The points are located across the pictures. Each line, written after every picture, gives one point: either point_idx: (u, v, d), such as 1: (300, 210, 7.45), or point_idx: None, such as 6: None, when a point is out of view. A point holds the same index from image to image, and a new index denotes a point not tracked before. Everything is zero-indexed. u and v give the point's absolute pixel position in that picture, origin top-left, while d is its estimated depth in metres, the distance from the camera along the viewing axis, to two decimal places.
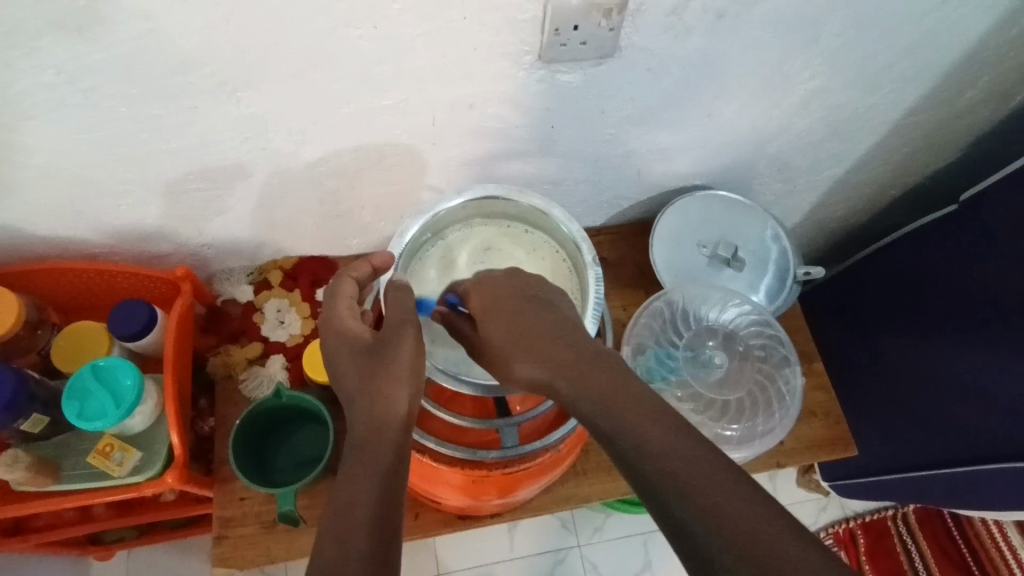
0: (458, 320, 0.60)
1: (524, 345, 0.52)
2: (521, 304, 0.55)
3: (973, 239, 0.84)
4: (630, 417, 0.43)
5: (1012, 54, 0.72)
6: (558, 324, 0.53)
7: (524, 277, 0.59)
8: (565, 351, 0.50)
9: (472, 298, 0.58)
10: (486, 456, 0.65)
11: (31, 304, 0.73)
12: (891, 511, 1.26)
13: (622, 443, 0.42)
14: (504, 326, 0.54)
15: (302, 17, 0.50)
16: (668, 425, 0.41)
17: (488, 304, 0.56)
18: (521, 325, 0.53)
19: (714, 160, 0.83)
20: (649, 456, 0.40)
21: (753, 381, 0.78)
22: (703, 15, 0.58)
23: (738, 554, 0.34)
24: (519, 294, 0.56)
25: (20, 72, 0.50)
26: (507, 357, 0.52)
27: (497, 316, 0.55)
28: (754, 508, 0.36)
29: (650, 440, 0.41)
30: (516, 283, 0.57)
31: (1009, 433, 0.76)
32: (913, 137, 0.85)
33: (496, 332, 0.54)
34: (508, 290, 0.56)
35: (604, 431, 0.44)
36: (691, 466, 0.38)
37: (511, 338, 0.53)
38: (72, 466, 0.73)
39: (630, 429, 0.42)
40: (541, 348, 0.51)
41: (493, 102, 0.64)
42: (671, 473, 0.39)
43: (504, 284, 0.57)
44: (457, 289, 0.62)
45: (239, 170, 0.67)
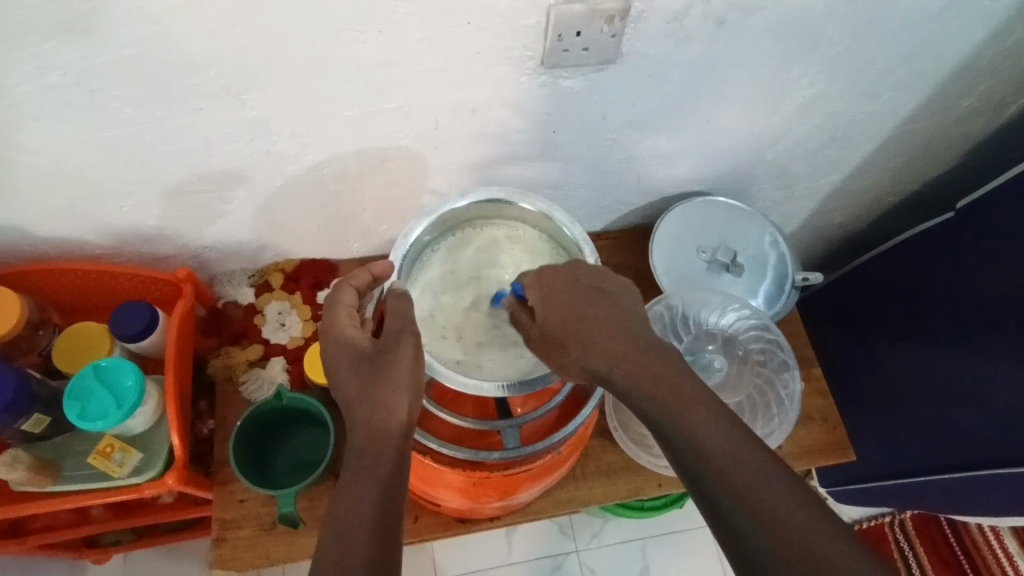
0: (519, 310, 0.62)
1: (592, 343, 0.55)
2: (586, 299, 0.57)
3: (969, 246, 0.84)
4: (697, 428, 0.47)
5: (1007, 63, 0.73)
6: (623, 325, 0.56)
7: (586, 267, 0.60)
8: (633, 354, 0.54)
9: (535, 288, 0.59)
10: (487, 457, 0.63)
11: (33, 305, 0.74)
12: (888, 517, 1.26)
13: (687, 457, 0.46)
14: (573, 321, 0.56)
15: (307, 20, 0.51)
16: (732, 440, 0.46)
17: (554, 296, 0.58)
18: (589, 322, 0.56)
19: (713, 166, 0.83)
20: (717, 470, 0.44)
21: (752, 385, 0.78)
22: (703, 22, 0.59)
23: (795, 564, 0.39)
24: (585, 287, 0.58)
25: (27, 73, 0.51)
26: (575, 350, 0.55)
27: (563, 310, 0.57)
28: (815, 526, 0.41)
29: (716, 455, 0.45)
30: (581, 276, 0.59)
31: (1006, 438, 0.77)
32: (910, 145, 0.86)
33: (565, 324, 0.56)
34: (573, 284, 0.58)
35: (669, 438, 0.48)
36: (754, 482, 0.43)
37: (578, 334, 0.55)
38: (71, 467, 0.73)
39: (695, 441, 0.46)
40: (612, 349, 0.54)
41: (495, 107, 0.65)
42: (737, 488, 0.43)
43: (567, 277, 0.59)
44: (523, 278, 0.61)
45: (241, 173, 0.68)
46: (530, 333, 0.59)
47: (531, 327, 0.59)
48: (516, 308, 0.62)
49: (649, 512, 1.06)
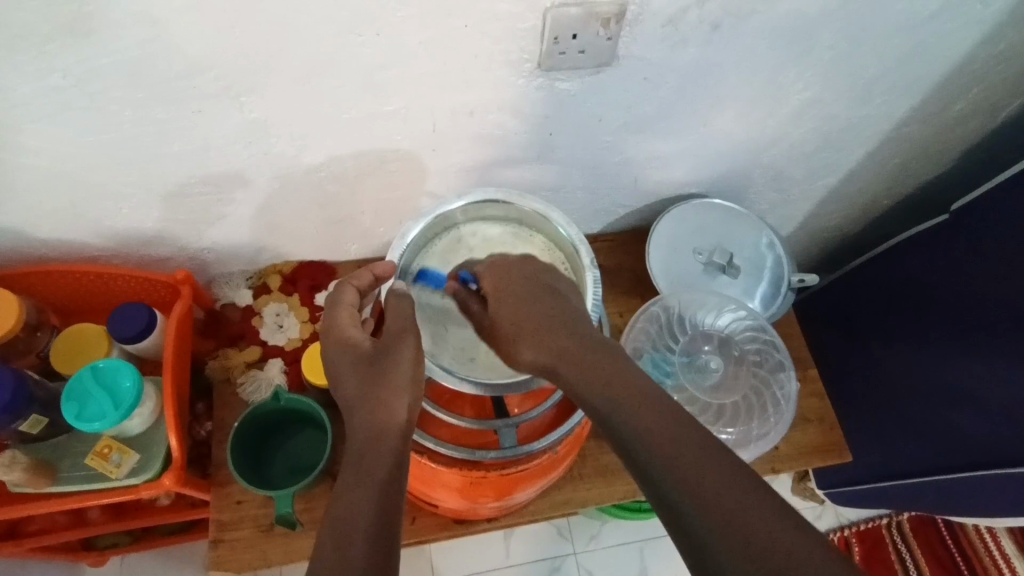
0: (469, 298, 0.66)
1: (536, 336, 0.57)
2: (534, 295, 0.60)
3: (963, 248, 0.85)
4: (654, 429, 0.46)
5: (1000, 67, 0.74)
6: (569, 321, 0.58)
7: (536, 264, 0.65)
8: (578, 350, 0.55)
9: (485, 282, 0.64)
10: (484, 457, 0.65)
11: (31, 306, 0.74)
12: (885, 519, 1.26)
13: (640, 455, 0.45)
14: (519, 315, 0.59)
15: (307, 23, 0.51)
16: (685, 435, 0.45)
17: (503, 292, 0.62)
18: (535, 316, 0.58)
19: (710, 169, 0.84)
20: (669, 466, 0.43)
21: (748, 386, 0.79)
22: (699, 26, 0.59)
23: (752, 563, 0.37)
24: (532, 284, 0.62)
25: (28, 75, 0.51)
26: (522, 343, 0.58)
27: (512, 304, 0.60)
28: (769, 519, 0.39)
29: (668, 451, 0.44)
30: (529, 272, 0.63)
31: (1000, 439, 0.77)
32: (905, 148, 0.86)
33: (511, 316, 0.59)
34: (521, 281, 0.62)
35: (621, 439, 0.47)
36: (707, 477, 0.42)
37: (523, 327, 0.58)
38: (68, 468, 0.72)
39: (648, 438, 0.45)
40: (558, 344, 0.56)
41: (492, 109, 0.65)
42: (688, 483, 0.42)
43: (515, 275, 0.63)
44: (475, 267, 0.67)
45: (240, 175, 0.68)
46: (482, 324, 0.64)
47: (483, 317, 0.64)
48: (466, 295, 0.67)
49: (647, 514, 1.07)
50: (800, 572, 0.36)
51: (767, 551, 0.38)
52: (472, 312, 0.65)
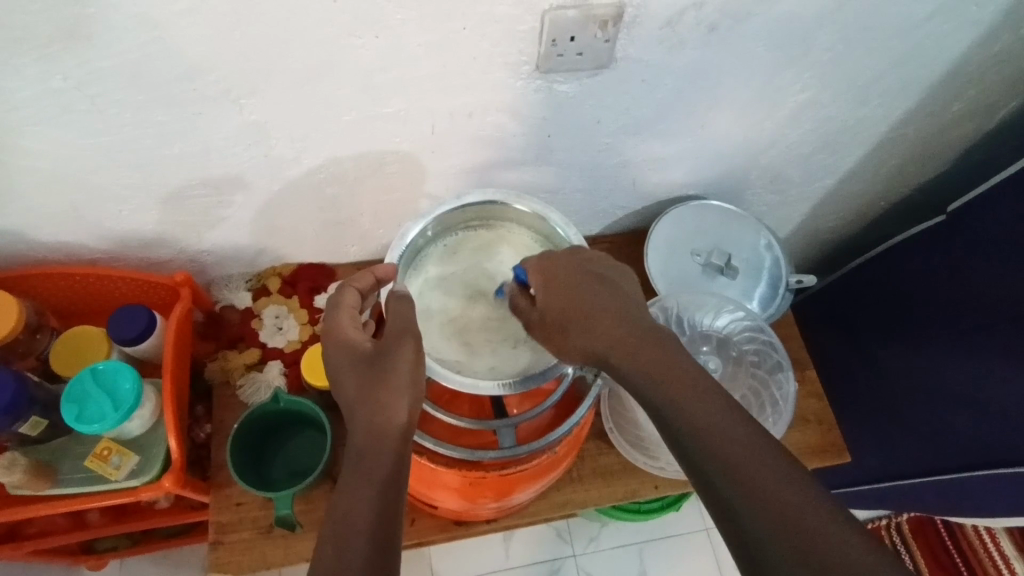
0: (519, 295, 0.63)
1: (591, 326, 0.57)
2: (588, 283, 0.59)
3: (961, 249, 0.85)
4: (699, 416, 0.48)
5: (995, 69, 0.74)
6: (621, 309, 0.58)
7: (585, 254, 0.62)
8: (628, 338, 0.56)
9: (538, 271, 0.60)
10: (483, 457, 0.63)
11: (31, 308, 0.74)
12: (884, 521, 1.26)
13: (692, 448, 0.47)
14: (573, 303, 0.58)
15: (306, 26, 0.52)
16: (738, 432, 0.46)
17: (556, 279, 0.59)
18: (588, 305, 0.58)
19: (708, 170, 0.84)
20: (721, 460, 0.45)
21: (746, 386, 0.79)
22: (696, 28, 0.60)
23: (788, 544, 0.40)
24: (585, 272, 0.60)
25: (29, 78, 0.51)
26: (573, 332, 0.57)
27: (564, 293, 0.58)
28: (819, 516, 0.41)
29: (721, 445, 0.46)
30: (581, 262, 0.61)
31: (998, 439, 0.77)
32: (902, 149, 0.87)
33: (565, 306, 0.58)
34: (574, 267, 0.60)
35: (673, 430, 0.49)
36: (759, 473, 0.44)
37: (580, 318, 0.57)
38: (68, 470, 0.73)
39: (700, 433, 0.47)
40: (611, 333, 0.56)
41: (491, 112, 0.65)
42: (739, 477, 0.44)
43: (568, 264, 0.60)
44: (528, 261, 0.61)
45: (240, 177, 0.68)
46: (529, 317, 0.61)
47: (531, 310, 0.61)
48: (517, 292, 0.63)
49: (646, 516, 1.07)
50: (832, 555, 0.39)
51: (814, 546, 0.39)
52: (521, 309, 0.62)
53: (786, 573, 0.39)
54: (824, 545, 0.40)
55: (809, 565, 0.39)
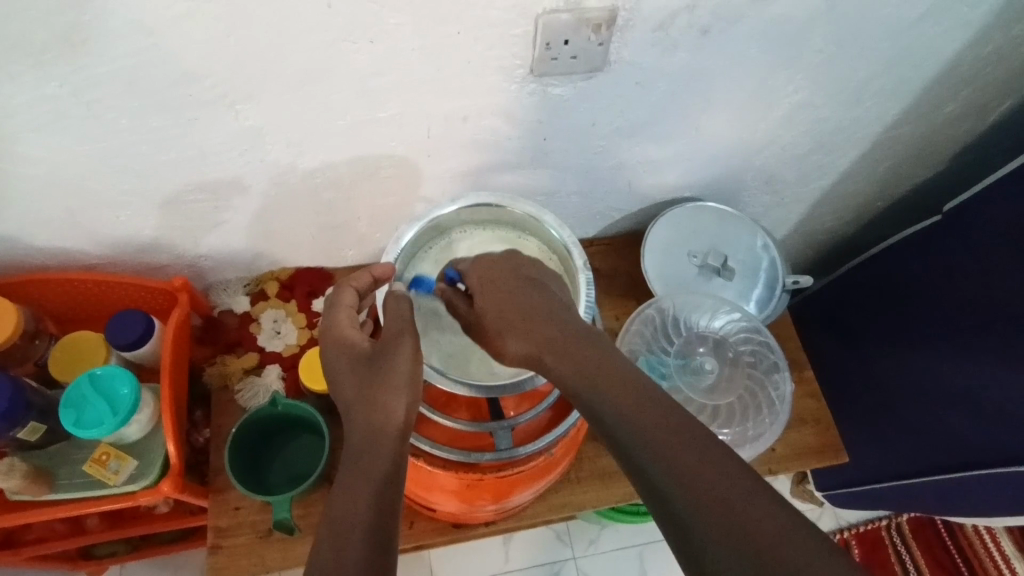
0: (455, 297, 0.65)
1: (524, 328, 0.58)
2: (518, 288, 0.61)
3: (956, 249, 0.86)
4: (640, 420, 0.48)
5: (988, 69, 0.75)
6: (554, 312, 0.59)
7: (520, 259, 0.65)
8: (562, 340, 0.56)
9: (474, 277, 0.64)
10: (480, 458, 0.65)
11: (30, 314, 0.74)
12: (885, 521, 1.25)
13: (632, 451, 0.46)
14: (504, 309, 0.60)
15: (301, 31, 0.52)
16: (675, 428, 0.46)
17: (491, 287, 0.62)
18: (518, 307, 0.59)
19: (703, 172, 0.85)
20: (660, 459, 0.45)
21: (743, 387, 0.79)
22: (689, 31, 0.60)
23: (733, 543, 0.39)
24: (518, 277, 0.62)
25: (26, 84, 0.51)
26: (508, 335, 0.58)
27: (498, 299, 0.61)
28: (756, 504, 0.41)
29: (660, 444, 0.46)
30: (513, 268, 0.63)
31: (993, 438, 0.78)
32: (897, 150, 0.87)
33: (498, 310, 0.60)
34: (506, 274, 0.63)
35: (613, 433, 0.49)
36: (695, 467, 0.43)
37: (511, 320, 0.59)
38: (67, 475, 0.73)
39: (640, 434, 0.47)
40: (542, 334, 0.57)
41: (485, 115, 0.66)
42: (678, 473, 0.43)
43: (501, 272, 0.63)
44: (460, 266, 0.66)
45: (237, 182, 0.68)
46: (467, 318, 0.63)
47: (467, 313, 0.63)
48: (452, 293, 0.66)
49: (646, 518, 1.07)
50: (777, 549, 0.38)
51: (767, 548, 0.38)
52: (458, 309, 0.64)
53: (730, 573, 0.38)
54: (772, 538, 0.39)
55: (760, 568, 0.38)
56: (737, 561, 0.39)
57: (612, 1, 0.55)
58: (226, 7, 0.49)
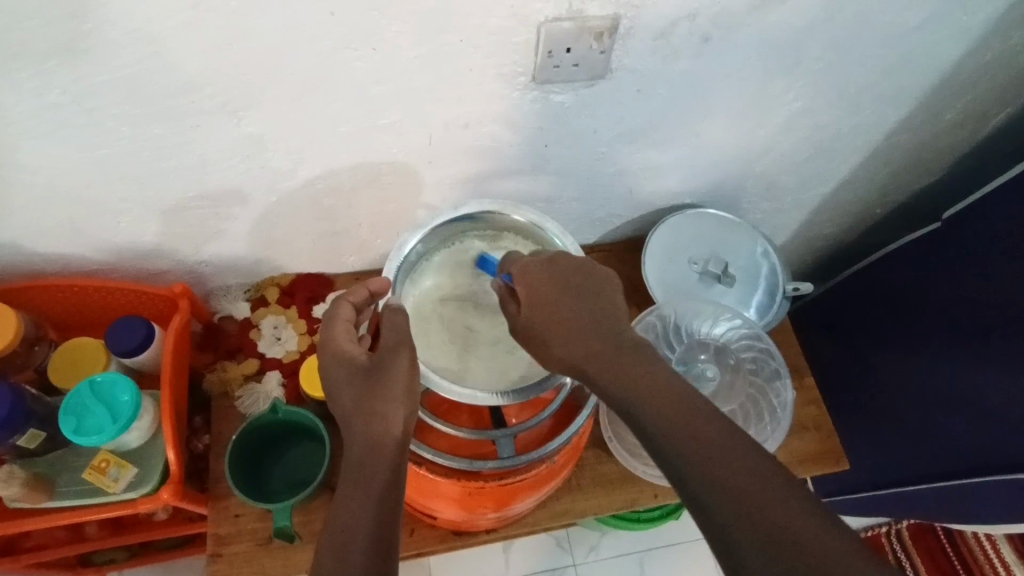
0: (507, 298, 0.62)
1: (569, 337, 0.57)
2: (566, 293, 0.59)
3: (956, 256, 0.86)
4: (668, 415, 0.49)
5: (986, 77, 0.75)
6: (598, 319, 0.58)
7: (570, 259, 0.61)
8: (603, 349, 0.56)
9: (522, 283, 0.60)
10: (482, 466, 0.64)
11: (28, 320, 0.74)
12: (884, 527, 1.26)
13: (669, 452, 0.47)
14: (551, 317, 0.58)
15: (304, 39, 0.52)
16: (714, 431, 0.47)
17: (539, 291, 0.59)
18: (564, 317, 0.58)
19: (703, 179, 0.85)
20: (697, 461, 0.45)
21: (744, 395, 0.79)
22: (689, 39, 0.60)
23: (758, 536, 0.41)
24: (567, 280, 0.60)
25: (28, 93, 0.52)
26: (553, 343, 0.57)
27: (546, 305, 0.58)
28: (793, 509, 0.42)
29: (699, 447, 0.46)
30: (563, 270, 0.60)
31: (994, 444, 0.78)
32: (896, 156, 0.87)
33: (545, 316, 0.58)
34: (553, 276, 0.60)
35: (647, 434, 0.49)
36: (735, 471, 0.44)
37: (558, 330, 0.57)
38: (67, 482, 0.73)
39: (675, 437, 0.47)
40: (585, 344, 0.57)
41: (487, 122, 0.66)
42: (715, 476, 0.44)
43: (550, 272, 0.60)
44: (511, 268, 0.62)
45: (238, 189, 0.68)
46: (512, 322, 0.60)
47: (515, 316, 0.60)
48: (504, 295, 0.62)
49: (646, 524, 1.06)
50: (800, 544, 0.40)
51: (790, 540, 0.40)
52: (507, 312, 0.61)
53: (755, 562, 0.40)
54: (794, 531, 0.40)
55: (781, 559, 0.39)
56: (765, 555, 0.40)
57: (613, 9, 0.55)
58: (228, 16, 0.49)
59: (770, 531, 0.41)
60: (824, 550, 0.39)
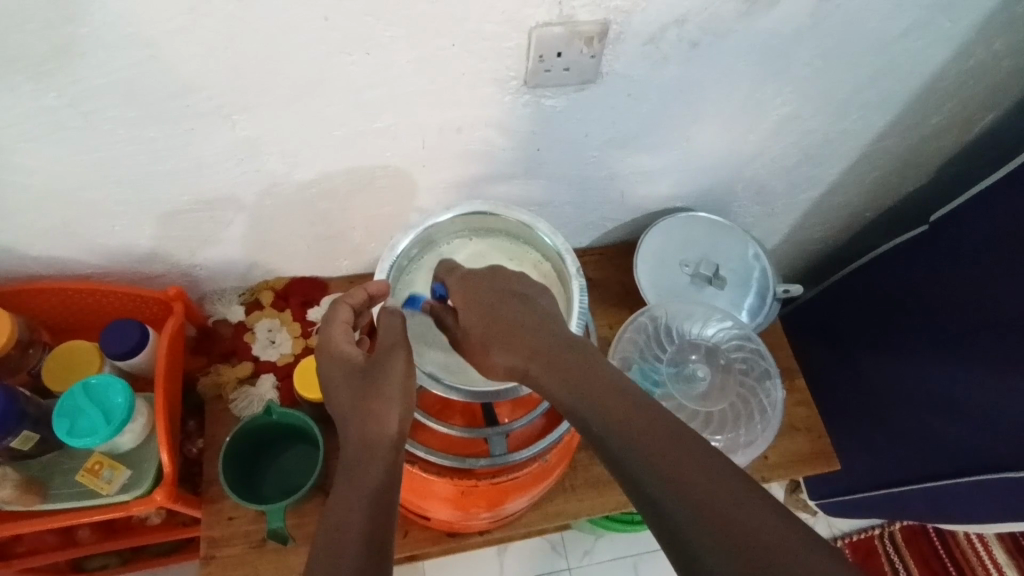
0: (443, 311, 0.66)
1: (508, 339, 0.58)
2: (501, 302, 0.62)
3: (941, 260, 0.87)
4: (615, 417, 0.49)
5: (970, 83, 0.76)
6: (539, 322, 0.60)
7: (507, 272, 0.66)
8: (543, 351, 0.57)
9: (456, 295, 0.65)
10: (475, 464, 0.65)
11: (23, 323, 0.74)
12: (877, 530, 1.27)
13: (624, 458, 0.47)
14: (490, 323, 0.60)
15: (299, 44, 0.53)
16: (663, 431, 0.47)
17: (474, 303, 0.63)
18: (503, 321, 0.60)
19: (694, 183, 0.86)
20: (653, 467, 0.45)
21: (735, 395, 0.80)
22: (679, 44, 0.61)
23: (710, 527, 0.41)
24: (503, 291, 0.63)
25: (24, 96, 0.52)
26: (493, 349, 0.59)
27: (483, 313, 0.61)
28: (751, 506, 0.42)
29: (648, 448, 0.46)
30: (497, 281, 0.65)
31: (981, 445, 0.79)
32: (883, 161, 0.89)
33: (483, 321, 0.61)
34: (492, 289, 0.64)
35: (604, 444, 0.49)
36: (684, 466, 0.44)
37: (495, 335, 0.59)
38: (59, 485, 0.73)
39: (638, 450, 0.46)
40: (523, 345, 0.58)
41: (480, 127, 0.67)
42: (672, 478, 0.44)
43: (487, 285, 0.64)
44: (447, 280, 0.67)
45: (233, 192, 0.69)
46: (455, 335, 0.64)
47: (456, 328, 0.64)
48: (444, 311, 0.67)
49: (640, 526, 1.06)
50: (755, 534, 0.40)
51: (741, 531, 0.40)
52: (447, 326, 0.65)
53: (709, 558, 0.40)
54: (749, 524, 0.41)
55: (732, 549, 0.40)
56: (719, 549, 0.40)
57: (604, 15, 0.56)
58: (224, 20, 0.50)
59: (726, 525, 0.41)
60: (791, 552, 0.39)
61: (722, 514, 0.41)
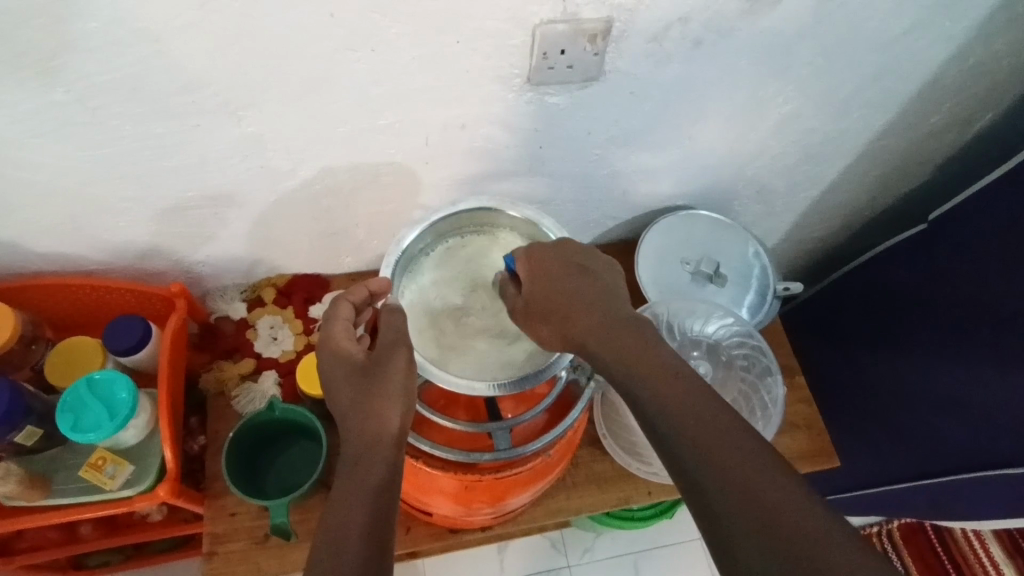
0: (509, 283, 0.66)
1: (568, 316, 0.60)
2: (568, 274, 0.62)
3: (941, 258, 0.88)
4: (665, 396, 0.51)
5: (970, 82, 0.77)
6: (598, 299, 0.61)
7: (571, 246, 0.64)
8: (602, 326, 0.59)
9: (523, 264, 0.63)
10: (479, 459, 0.64)
11: (26, 320, 0.74)
12: (876, 527, 1.28)
13: (671, 439, 0.48)
14: (552, 295, 0.61)
15: (304, 42, 0.53)
16: (709, 416, 0.48)
17: (540, 270, 0.62)
18: (564, 295, 0.61)
19: (695, 182, 0.87)
20: (698, 451, 0.46)
21: (737, 391, 0.81)
22: (682, 43, 0.62)
23: (748, 514, 0.42)
24: (568, 263, 0.63)
25: (31, 91, 0.52)
26: (553, 322, 0.60)
27: (548, 285, 0.61)
28: (790, 501, 0.42)
29: (695, 431, 0.47)
30: (564, 253, 0.63)
31: (981, 443, 0.79)
32: (883, 159, 0.89)
33: (547, 297, 0.61)
34: (558, 258, 0.63)
35: (653, 421, 0.50)
36: (728, 453, 0.45)
37: (557, 309, 0.60)
38: (63, 481, 0.73)
39: (687, 432, 0.47)
40: (582, 322, 0.59)
41: (483, 124, 0.67)
42: (714, 463, 0.45)
43: (553, 254, 0.63)
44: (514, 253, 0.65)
45: (237, 189, 0.69)
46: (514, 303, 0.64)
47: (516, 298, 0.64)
48: (507, 281, 0.66)
49: (641, 523, 1.07)
50: (792, 525, 0.41)
51: (779, 524, 0.41)
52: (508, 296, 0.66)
53: (745, 545, 0.41)
54: (786, 518, 0.41)
55: (770, 537, 0.41)
56: (756, 536, 0.41)
57: (607, 13, 0.57)
58: (230, 17, 0.50)
59: (766, 515, 0.41)
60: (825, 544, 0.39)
61: (764, 502, 0.42)
